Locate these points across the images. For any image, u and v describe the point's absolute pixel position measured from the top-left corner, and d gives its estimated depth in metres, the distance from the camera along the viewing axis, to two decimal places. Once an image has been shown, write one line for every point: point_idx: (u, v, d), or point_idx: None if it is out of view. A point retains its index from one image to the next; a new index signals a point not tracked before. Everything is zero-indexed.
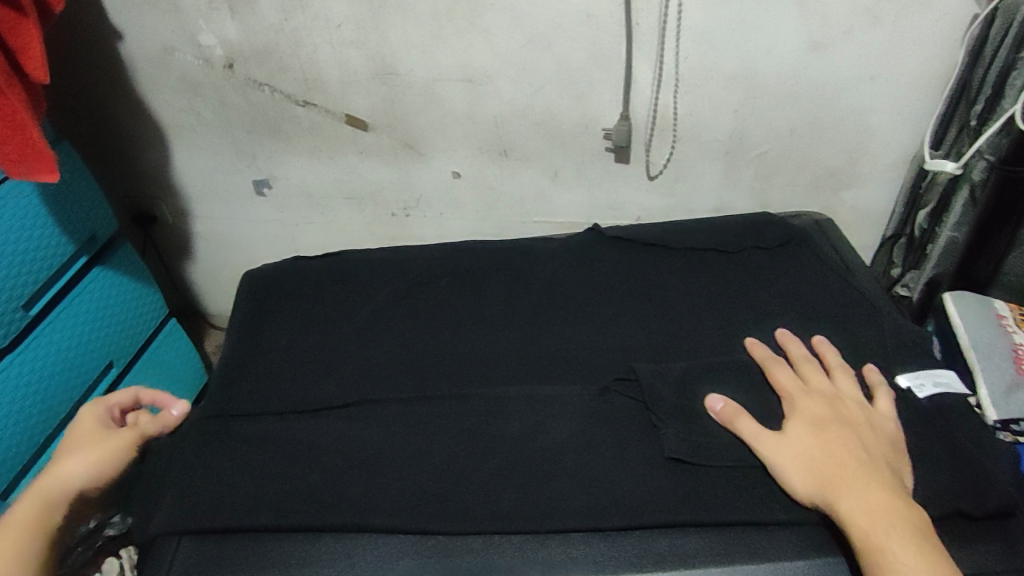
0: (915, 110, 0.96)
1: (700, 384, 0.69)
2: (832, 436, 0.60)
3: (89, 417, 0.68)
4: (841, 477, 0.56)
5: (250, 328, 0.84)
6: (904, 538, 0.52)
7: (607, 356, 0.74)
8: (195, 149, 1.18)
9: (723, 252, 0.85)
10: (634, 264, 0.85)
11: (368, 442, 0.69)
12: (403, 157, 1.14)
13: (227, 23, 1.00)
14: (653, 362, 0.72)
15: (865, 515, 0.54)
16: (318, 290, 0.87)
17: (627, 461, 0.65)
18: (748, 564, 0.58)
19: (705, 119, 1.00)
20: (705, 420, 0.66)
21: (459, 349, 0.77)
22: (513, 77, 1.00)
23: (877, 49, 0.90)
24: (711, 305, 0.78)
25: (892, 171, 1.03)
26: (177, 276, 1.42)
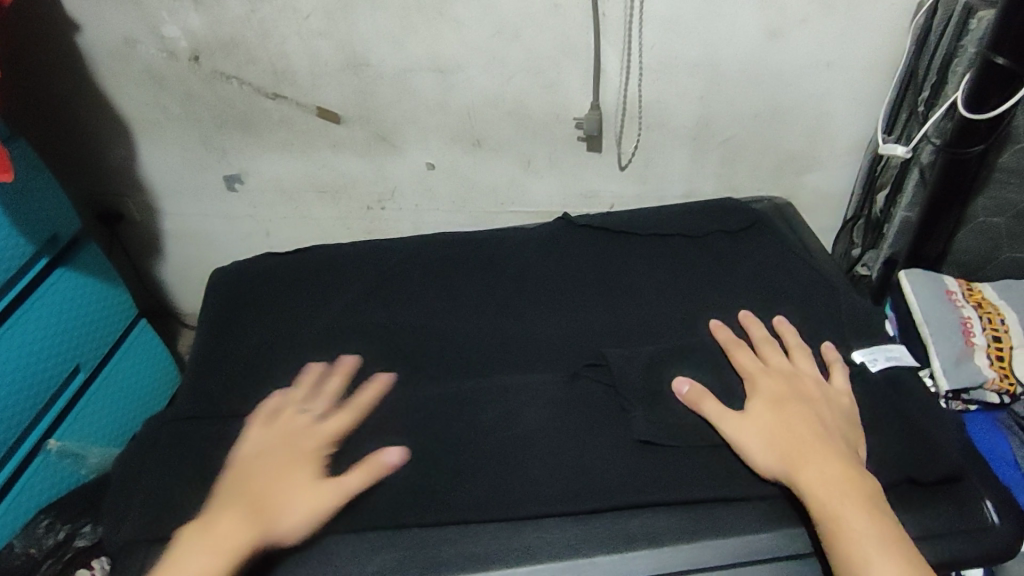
0: (870, 95, 0.99)
1: (668, 367, 0.72)
2: (792, 415, 0.63)
3: (305, 444, 0.65)
4: (801, 453, 0.60)
5: (227, 325, 0.84)
6: (859, 509, 0.55)
7: (580, 343, 0.77)
8: (161, 144, 1.17)
9: (689, 238, 0.88)
10: (605, 252, 0.87)
11: None
12: (376, 148, 1.14)
13: (191, 15, 1.00)
14: (622, 347, 0.75)
15: (823, 488, 0.57)
16: (293, 286, 0.88)
17: (598, 444, 0.67)
18: (714, 540, 0.62)
19: (671, 107, 1.02)
20: (672, 401, 0.69)
21: (435, 341, 0.79)
22: (484, 67, 1.01)
23: (833, 35, 0.93)
24: (676, 291, 0.81)
25: (850, 154, 1.06)
26: (148, 275, 1.41)
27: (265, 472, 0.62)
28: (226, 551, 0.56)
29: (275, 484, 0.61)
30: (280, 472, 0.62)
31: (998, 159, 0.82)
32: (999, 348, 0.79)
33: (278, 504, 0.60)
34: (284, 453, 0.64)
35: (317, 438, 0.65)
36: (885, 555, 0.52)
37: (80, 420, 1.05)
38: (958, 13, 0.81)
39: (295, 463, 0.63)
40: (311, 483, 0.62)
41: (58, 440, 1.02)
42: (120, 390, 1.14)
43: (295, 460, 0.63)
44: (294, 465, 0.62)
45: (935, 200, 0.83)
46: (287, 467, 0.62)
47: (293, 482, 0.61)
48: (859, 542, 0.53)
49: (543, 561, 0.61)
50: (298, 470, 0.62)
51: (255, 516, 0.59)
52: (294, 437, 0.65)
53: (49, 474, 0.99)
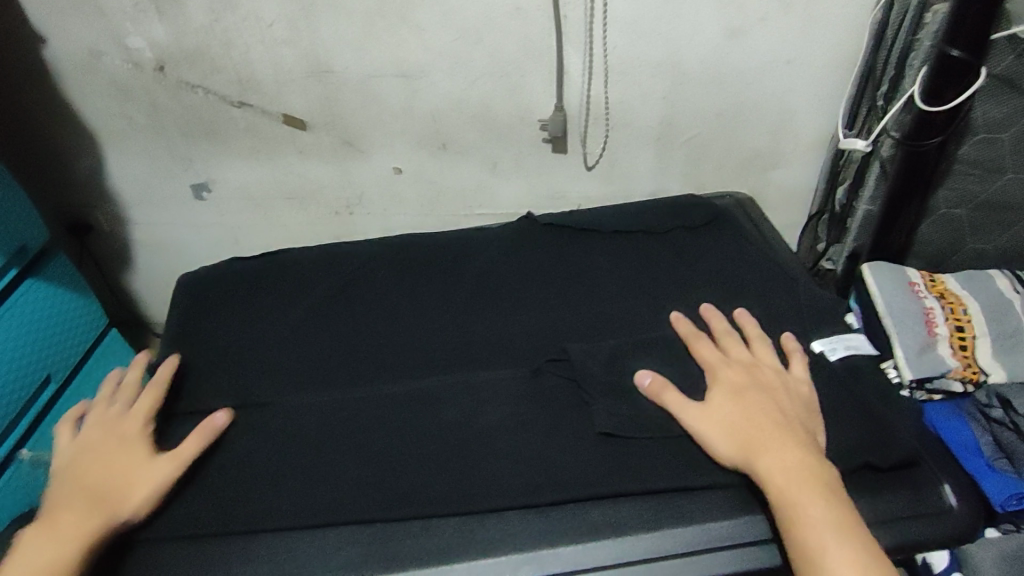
0: (829, 92, 1.00)
1: (630, 360, 0.71)
2: (753, 406, 0.62)
3: (126, 432, 0.67)
4: (761, 444, 0.59)
5: (187, 330, 0.83)
6: (818, 499, 0.55)
7: (543, 339, 0.76)
8: (127, 154, 1.16)
9: (650, 233, 0.88)
10: (567, 249, 0.87)
11: (306, 435, 0.69)
12: (343, 154, 1.13)
13: (154, 25, 0.99)
14: (584, 342, 0.75)
15: (783, 479, 0.56)
16: (253, 290, 0.87)
17: (559, 438, 0.67)
18: (674, 527, 0.61)
19: (635, 107, 1.03)
20: (634, 394, 0.68)
21: (396, 340, 0.78)
22: (448, 71, 1.01)
23: (793, 34, 0.94)
24: (639, 285, 0.81)
25: (813, 150, 1.07)
26: (116, 286, 1.39)
27: (95, 466, 0.64)
28: (75, 538, 0.58)
29: (108, 474, 0.63)
30: (110, 461, 0.64)
31: (959, 151, 0.83)
32: (962, 337, 0.80)
33: (117, 486, 0.62)
34: (108, 445, 0.66)
35: (135, 424, 0.68)
36: (844, 547, 0.52)
37: (54, 429, 1.04)
38: (913, 8, 0.83)
39: (121, 450, 0.65)
40: (144, 462, 0.64)
41: (31, 448, 1.01)
42: (91, 400, 1.12)
43: (121, 449, 0.65)
44: (120, 452, 0.65)
45: (896, 192, 0.84)
46: (116, 452, 0.65)
47: (128, 467, 0.64)
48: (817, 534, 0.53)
49: (509, 554, 0.61)
50: (127, 455, 0.65)
51: (98, 505, 0.61)
52: (111, 429, 0.67)
53: (21, 483, 0.98)
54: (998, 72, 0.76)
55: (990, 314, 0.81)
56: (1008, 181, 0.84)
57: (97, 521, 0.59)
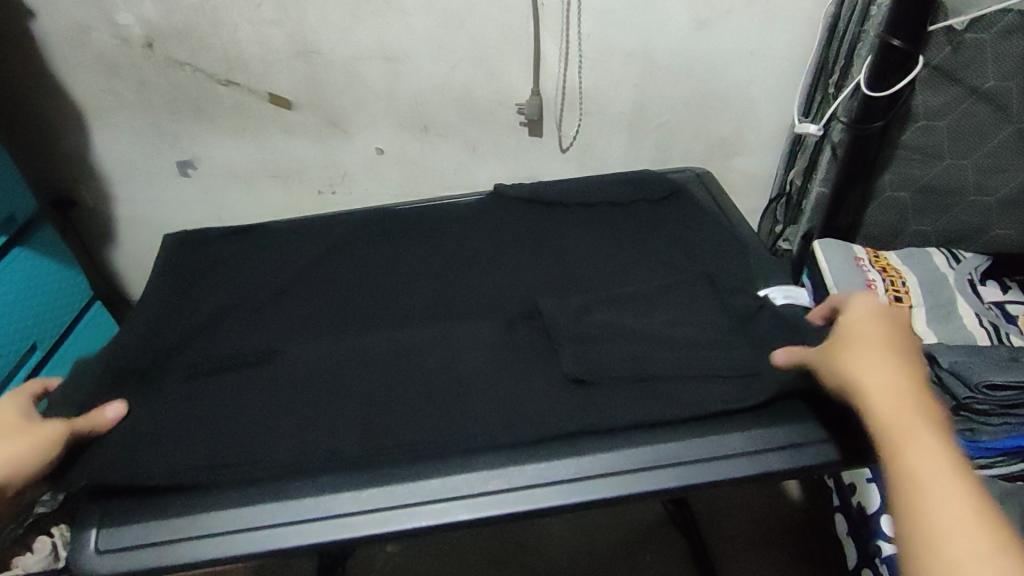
0: (787, 81, 1.07)
1: (594, 314, 0.78)
2: (880, 335, 0.57)
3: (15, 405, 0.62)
4: (887, 393, 0.52)
5: (173, 290, 0.87)
6: (949, 484, 0.45)
7: (517, 301, 0.81)
8: (114, 129, 1.19)
9: (615, 205, 0.94)
10: (540, 221, 0.92)
11: (291, 380, 0.73)
12: (327, 134, 1.18)
13: (144, 2, 1.02)
14: (554, 298, 0.80)
15: (913, 457, 0.47)
16: (238, 256, 0.91)
17: (525, 381, 0.72)
18: (629, 448, 0.66)
19: (607, 94, 1.09)
20: (598, 343, 0.74)
21: (377, 298, 0.83)
22: (430, 55, 1.06)
23: (753, 27, 1.00)
24: (605, 254, 0.87)
25: (772, 138, 1.14)
26: (99, 262, 1.41)
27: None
28: None
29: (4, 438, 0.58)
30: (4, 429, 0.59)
31: (902, 137, 0.89)
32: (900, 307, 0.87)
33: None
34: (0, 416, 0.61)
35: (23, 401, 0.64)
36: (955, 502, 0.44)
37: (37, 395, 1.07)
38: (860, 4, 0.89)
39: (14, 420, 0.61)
40: (40, 426, 0.61)
41: None
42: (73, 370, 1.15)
43: (14, 418, 0.61)
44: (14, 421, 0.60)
45: (845, 172, 0.90)
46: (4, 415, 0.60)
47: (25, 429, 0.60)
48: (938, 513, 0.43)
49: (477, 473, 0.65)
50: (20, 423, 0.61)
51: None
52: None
53: None
54: (936, 63, 0.82)
55: (926, 286, 0.89)
56: (945, 167, 0.91)
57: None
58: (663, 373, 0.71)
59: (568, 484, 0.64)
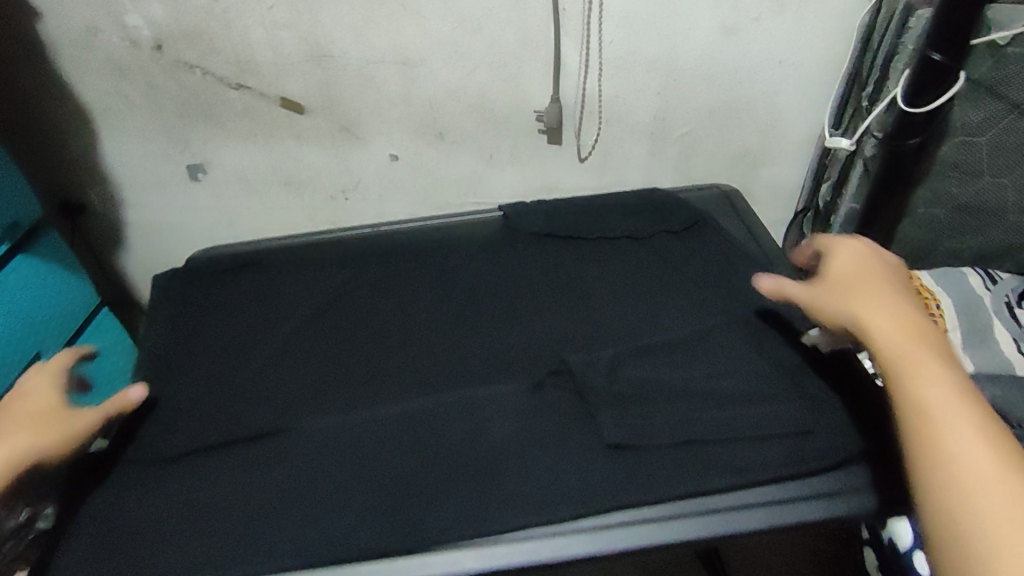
0: (816, 92, 1.03)
1: (626, 367, 0.74)
2: (868, 282, 0.63)
3: (43, 387, 0.66)
4: (893, 334, 0.57)
5: (185, 316, 0.86)
6: (974, 448, 0.48)
7: (545, 343, 0.79)
8: (124, 133, 1.16)
9: (634, 239, 0.91)
10: (559, 254, 0.90)
11: (304, 426, 0.72)
12: (340, 141, 1.15)
13: (153, 3, 1.00)
14: (578, 346, 0.78)
15: (930, 411, 0.51)
16: (251, 282, 0.90)
17: (545, 420, 0.70)
18: (657, 501, 0.63)
19: (628, 102, 1.06)
20: (638, 406, 0.70)
21: (394, 326, 0.82)
22: (446, 60, 1.03)
23: (782, 36, 0.97)
24: (629, 288, 0.85)
25: (798, 149, 1.11)
26: (109, 268, 1.39)
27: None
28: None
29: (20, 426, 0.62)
30: (25, 417, 0.63)
31: (939, 152, 0.86)
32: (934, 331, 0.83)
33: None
34: (28, 399, 0.64)
35: (55, 381, 0.67)
36: (975, 449, 0.48)
37: None
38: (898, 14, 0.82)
39: (37, 405, 0.64)
40: (58, 413, 0.64)
41: None
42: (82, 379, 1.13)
43: (38, 401, 0.64)
44: (37, 407, 0.64)
45: (878, 189, 0.87)
46: (26, 401, 0.64)
47: (41, 416, 0.63)
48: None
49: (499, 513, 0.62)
50: (42, 409, 0.64)
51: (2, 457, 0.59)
52: (32, 386, 0.66)
53: None
54: (977, 77, 0.79)
55: (961, 309, 0.85)
56: (985, 185, 0.87)
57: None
58: (708, 438, 0.67)
59: (591, 532, 0.62)
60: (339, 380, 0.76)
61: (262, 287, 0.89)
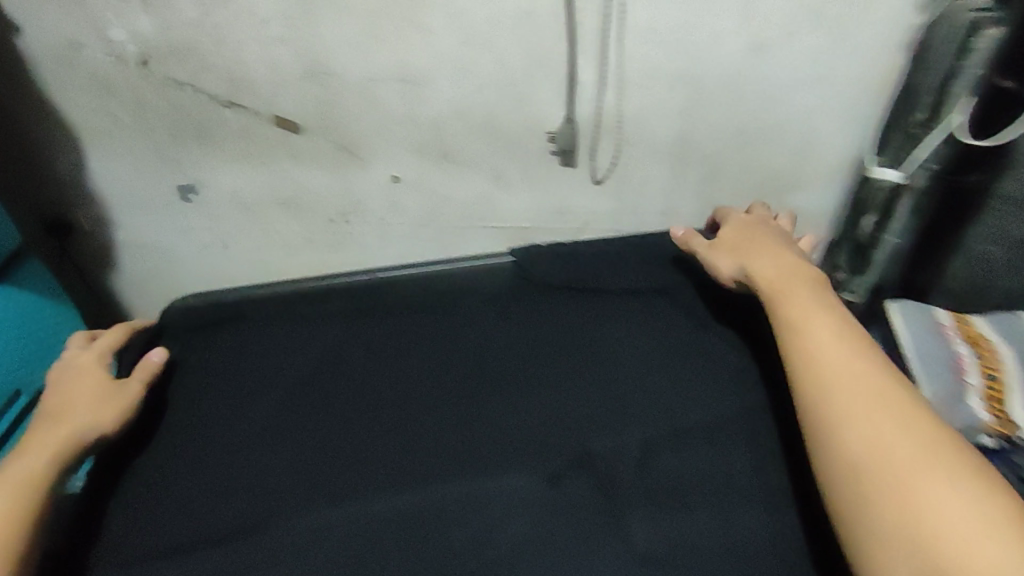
0: (858, 112, 0.95)
1: (659, 459, 0.73)
2: (786, 265, 0.74)
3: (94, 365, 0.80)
4: (803, 307, 0.67)
5: (186, 387, 0.85)
6: (887, 419, 0.57)
7: (571, 422, 0.77)
8: (112, 153, 1.09)
9: (655, 289, 0.90)
10: (578, 317, 0.88)
11: (313, 520, 0.69)
12: (341, 161, 1.08)
13: (140, 18, 0.92)
14: (605, 431, 0.75)
15: (837, 373, 0.61)
16: (254, 342, 0.89)
17: (575, 526, 0.67)
18: None
19: (649, 121, 0.98)
20: (670, 510, 0.68)
21: (401, 402, 0.81)
22: (453, 77, 0.95)
23: (822, 52, 0.88)
24: (655, 364, 0.82)
25: (832, 173, 1.03)
26: (100, 290, 1.32)
27: (42, 406, 0.76)
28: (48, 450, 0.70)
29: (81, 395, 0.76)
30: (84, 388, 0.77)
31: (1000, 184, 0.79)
32: (995, 384, 0.74)
33: (68, 421, 0.72)
34: (85, 372, 0.79)
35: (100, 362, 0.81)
36: (887, 419, 0.57)
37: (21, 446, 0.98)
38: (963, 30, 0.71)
39: (90, 376, 0.78)
40: (111, 384, 0.79)
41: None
42: None
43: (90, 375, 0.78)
44: (91, 378, 0.78)
45: None
46: (82, 373, 0.78)
47: (98, 384, 0.78)
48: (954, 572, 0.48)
49: None
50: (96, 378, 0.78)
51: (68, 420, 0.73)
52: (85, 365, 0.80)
53: None
54: None
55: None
56: None
57: (61, 434, 0.71)
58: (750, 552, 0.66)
59: None
60: (344, 450, 0.76)
61: (266, 346, 0.88)
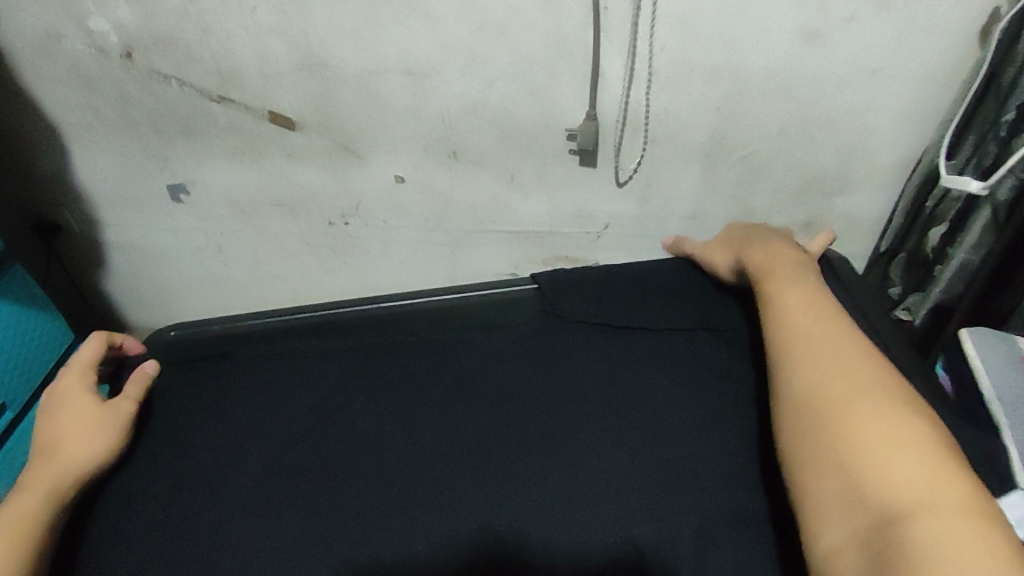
0: (919, 108, 0.84)
1: (720, 547, 0.64)
2: (780, 259, 0.74)
3: (80, 385, 0.75)
4: (787, 294, 0.68)
5: (169, 437, 0.77)
6: (869, 398, 0.55)
7: (610, 493, 0.68)
8: (96, 150, 1.00)
9: (707, 329, 0.81)
10: (618, 361, 0.79)
11: None
12: (339, 160, 0.98)
13: (120, 5, 0.82)
14: (651, 506, 0.67)
15: (824, 358, 0.59)
16: (244, 388, 0.82)
17: None
18: None
19: (681, 118, 0.87)
20: None
21: (409, 462, 0.73)
22: (462, 69, 0.85)
23: (884, 41, 0.77)
24: (707, 425, 0.73)
25: (883, 175, 0.92)
26: (92, 293, 1.24)
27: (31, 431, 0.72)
28: (46, 488, 0.66)
29: (72, 423, 0.72)
30: (73, 413, 0.73)
31: None
32: None
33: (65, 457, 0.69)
34: (72, 392, 0.74)
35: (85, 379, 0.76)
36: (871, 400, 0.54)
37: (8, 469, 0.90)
38: None
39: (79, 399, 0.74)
40: (103, 408, 0.75)
41: None
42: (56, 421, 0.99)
43: (79, 397, 0.74)
44: (81, 400, 0.74)
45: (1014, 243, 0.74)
46: (70, 396, 0.74)
47: (90, 408, 0.74)
48: (881, 498, 0.48)
49: None
50: (86, 401, 0.74)
51: (64, 457, 0.70)
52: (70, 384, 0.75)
53: None
54: None
55: None
56: None
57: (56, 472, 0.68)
58: None
59: None
60: (345, 514, 0.69)
61: (259, 394, 0.81)
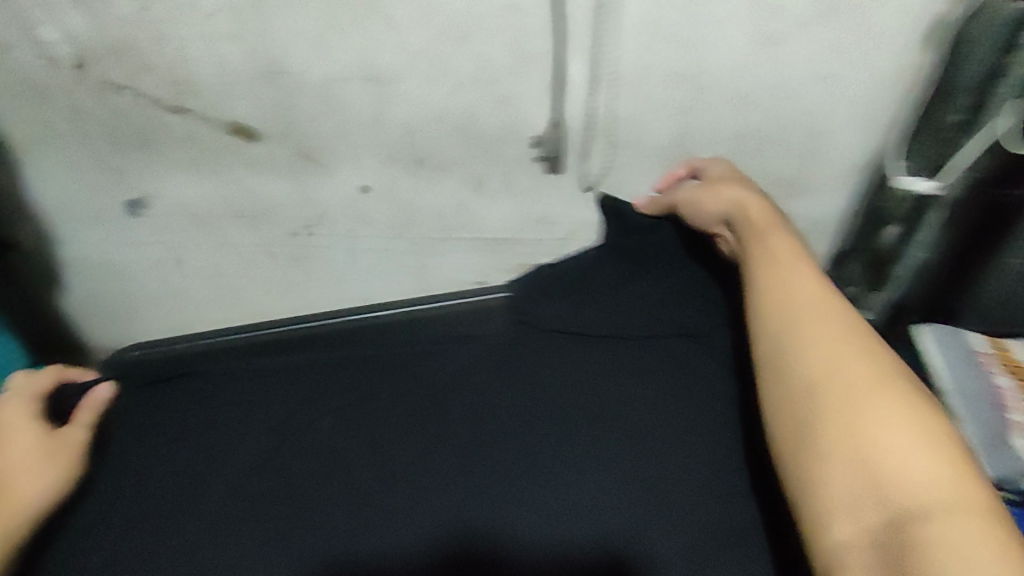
0: (877, 111, 0.85)
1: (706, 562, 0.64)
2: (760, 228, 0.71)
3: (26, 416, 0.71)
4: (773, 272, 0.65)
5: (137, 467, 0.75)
6: (868, 389, 0.53)
7: (589, 507, 0.68)
8: (49, 163, 0.96)
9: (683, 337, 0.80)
10: (593, 371, 0.79)
11: None
12: (301, 169, 0.96)
13: (70, 14, 0.79)
14: (633, 520, 0.67)
15: (818, 351, 0.57)
16: (206, 411, 0.79)
17: None
18: None
19: (645, 122, 0.87)
20: None
21: (381, 482, 0.71)
22: (424, 75, 0.84)
23: (842, 45, 0.78)
24: (683, 437, 0.74)
25: (843, 177, 0.93)
26: (48, 312, 1.19)
27: None
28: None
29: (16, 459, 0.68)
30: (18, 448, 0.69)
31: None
32: None
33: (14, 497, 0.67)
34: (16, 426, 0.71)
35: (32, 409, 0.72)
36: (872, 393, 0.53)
37: None
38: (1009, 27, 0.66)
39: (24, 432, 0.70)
40: (53, 441, 0.71)
41: None
42: None
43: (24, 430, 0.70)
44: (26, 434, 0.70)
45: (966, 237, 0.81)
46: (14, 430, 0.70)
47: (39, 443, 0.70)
48: (895, 494, 0.48)
49: None
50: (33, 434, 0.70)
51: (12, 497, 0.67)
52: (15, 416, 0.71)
53: None
54: None
55: None
56: None
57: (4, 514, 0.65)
58: None
59: None
60: (324, 536, 0.67)
61: (227, 414, 0.78)
